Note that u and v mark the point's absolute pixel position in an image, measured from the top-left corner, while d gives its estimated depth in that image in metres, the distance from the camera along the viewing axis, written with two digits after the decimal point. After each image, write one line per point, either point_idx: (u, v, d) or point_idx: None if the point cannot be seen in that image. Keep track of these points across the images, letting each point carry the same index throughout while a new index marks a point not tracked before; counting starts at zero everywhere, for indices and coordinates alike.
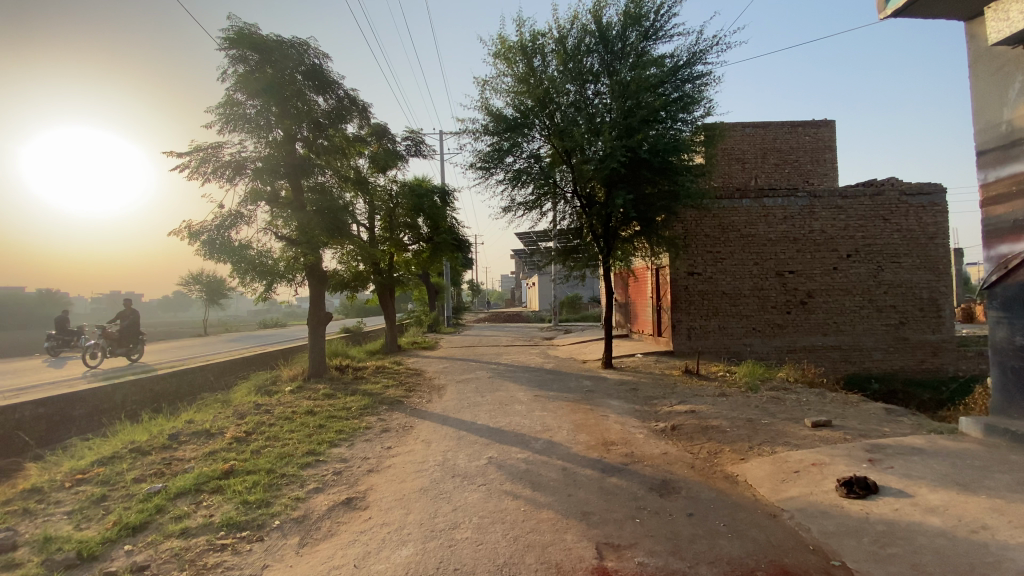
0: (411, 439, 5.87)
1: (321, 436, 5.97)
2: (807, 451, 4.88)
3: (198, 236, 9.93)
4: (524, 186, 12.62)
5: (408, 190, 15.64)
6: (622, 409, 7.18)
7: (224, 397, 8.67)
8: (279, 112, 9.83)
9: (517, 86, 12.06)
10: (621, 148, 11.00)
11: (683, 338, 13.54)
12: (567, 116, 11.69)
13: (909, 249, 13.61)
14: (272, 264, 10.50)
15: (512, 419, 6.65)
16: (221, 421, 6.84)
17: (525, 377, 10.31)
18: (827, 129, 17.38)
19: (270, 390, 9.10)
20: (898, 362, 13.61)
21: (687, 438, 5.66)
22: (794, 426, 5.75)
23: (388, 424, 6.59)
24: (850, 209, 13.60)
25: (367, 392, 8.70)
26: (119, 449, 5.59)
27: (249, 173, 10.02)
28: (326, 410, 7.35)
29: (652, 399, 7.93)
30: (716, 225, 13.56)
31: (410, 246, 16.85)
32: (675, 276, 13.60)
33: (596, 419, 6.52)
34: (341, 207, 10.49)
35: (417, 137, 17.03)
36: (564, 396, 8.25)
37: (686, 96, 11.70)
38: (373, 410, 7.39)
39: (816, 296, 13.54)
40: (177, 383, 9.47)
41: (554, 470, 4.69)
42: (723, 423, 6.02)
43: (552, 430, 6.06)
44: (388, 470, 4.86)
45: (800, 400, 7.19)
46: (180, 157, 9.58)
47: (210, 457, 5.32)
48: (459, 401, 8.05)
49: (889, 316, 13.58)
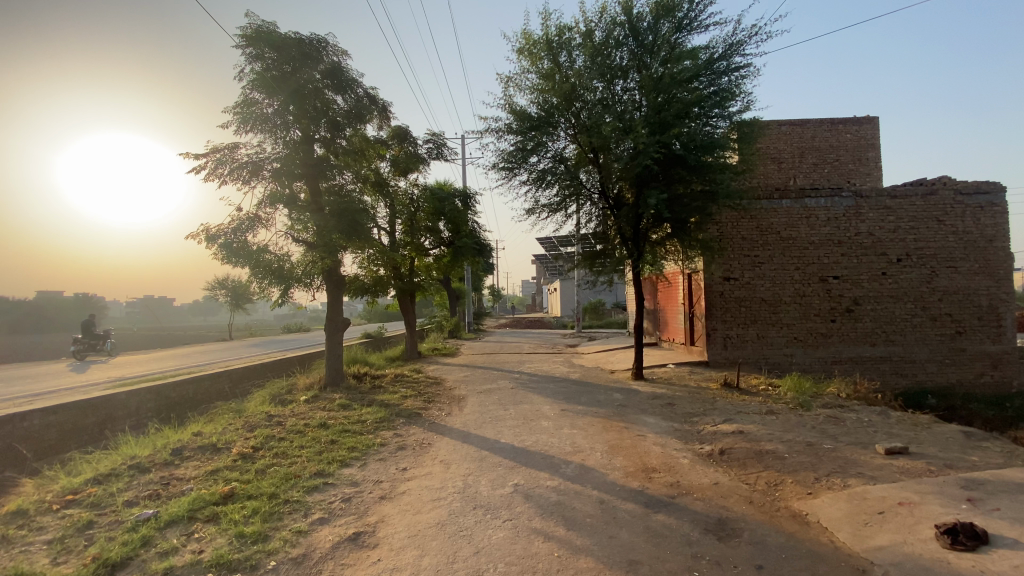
0: (428, 460, 5.34)
1: (331, 454, 5.48)
2: (889, 487, 4.17)
3: (214, 240, 9.66)
4: (549, 186, 12.11)
5: (429, 194, 15.49)
6: (660, 428, 6.52)
7: (238, 407, 8.31)
8: (297, 113, 9.53)
9: (542, 83, 11.56)
10: (653, 145, 10.38)
11: (718, 347, 12.75)
12: (595, 113, 11.13)
13: (966, 253, 12.56)
14: (290, 268, 10.05)
15: (539, 438, 6.06)
16: (230, 433, 6.45)
17: (550, 388, 9.72)
18: (869, 126, 16.40)
19: (285, 399, 8.75)
20: (955, 375, 12.53)
21: (739, 465, 4.99)
22: (864, 453, 5.02)
23: (405, 441, 6.09)
24: (900, 209, 12.63)
25: (384, 404, 8.24)
26: (119, 466, 5.23)
27: (267, 175, 9.72)
28: (340, 423, 6.91)
29: (691, 416, 7.24)
30: (753, 227, 12.75)
31: (431, 250, 16.48)
32: (709, 282, 12.83)
33: (633, 440, 5.89)
34: (359, 209, 10.13)
35: (438, 139, 16.71)
36: (594, 411, 7.64)
37: (722, 90, 11.03)
38: (389, 424, 6.91)
39: (863, 303, 12.59)
40: (193, 390, 9.21)
41: (590, 504, 4.09)
42: (779, 447, 5.32)
43: (585, 452, 5.46)
44: (402, 498, 4.33)
45: (862, 420, 6.42)
46: (198, 159, 9.38)
47: (212, 478, 4.90)
48: (480, 415, 7.50)
49: (944, 326, 12.52)
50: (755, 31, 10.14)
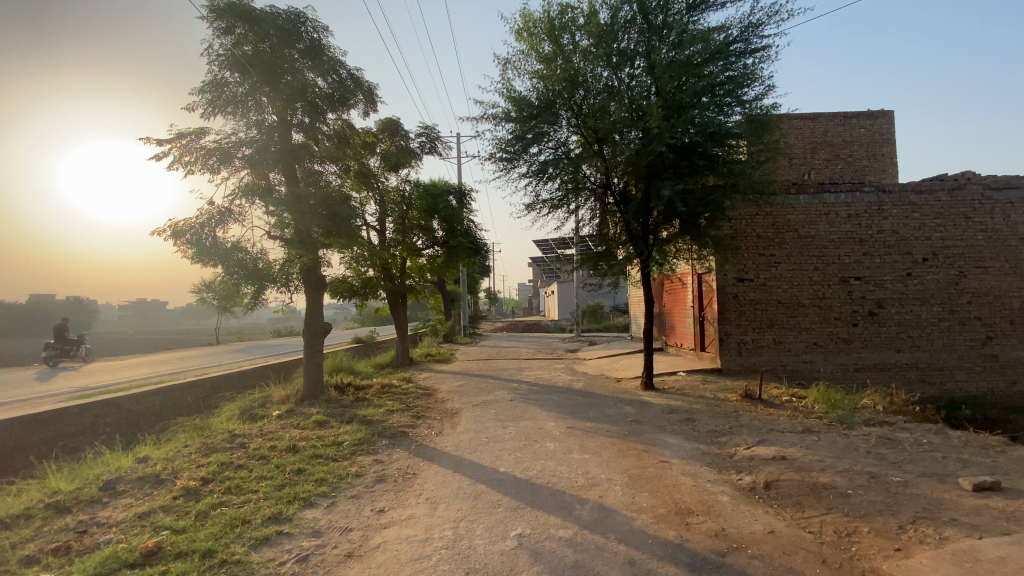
0: (411, 497, 4.36)
1: (293, 491, 4.50)
2: (1001, 541, 3.25)
3: (179, 236, 8.66)
4: (550, 180, 11.24)
5: (422, 191, 14.56)
6: (685, 452, 5.59)
7: (200, 425, 7.32)
8: (271, 92, 8.51)
9: (543, 68, 10.67)
10: (666, 131, 9.51)
11: (733, 354, 11.84)
12: (600, 99, 10.26)
13: (996, 252, 11.73)
14: (265, 266, 9.11)
15: (545, 466, 5.11)
16: (179, 460, 5.45)
17: (554, 401, 8.77)
18: (884, 121, 15.57)
19: (256, 415, 7.75)
20: (985, 383, 11.66)
21: (793, 504, 4.05)
22: (947, 491, 4.11)
23: (385, 470, 5.10)
24: (925, 206, 11.79)
25: (366, 420, 7.24)
26: (30, 508, 4.23)
27: (237, 163, 8.70)
28: (312, 445, 5.93)
29: (717, 436, 6.31)
30: (770, 224, 11.88)
31: (424, 251, 15.32)
32: (722, 283, 11.93)
33: (657, 470, 4.95)
34: (340, 201, 9.14)
35: (432, 132, 15.81)
36: (605, 428, 6.69)
37: (738, 74, 10.16)
38: (369, 447, 5.92)
39: (887, 306, 11.73)
40: (155, 404, 8.20)
41: (617, 567, 3.13)
42: (837, 480, 4.39)
43: (603, 486, 4.52)
44: (375, 557, 3.35)
45: (922, 443, 5.52)
46: (160, 144, 8.41)
47: (140, 525, 3.90)
48: (476, 434, 6.53)
49: (974, 330, 11.66)
50: (777, 9, 9.26)
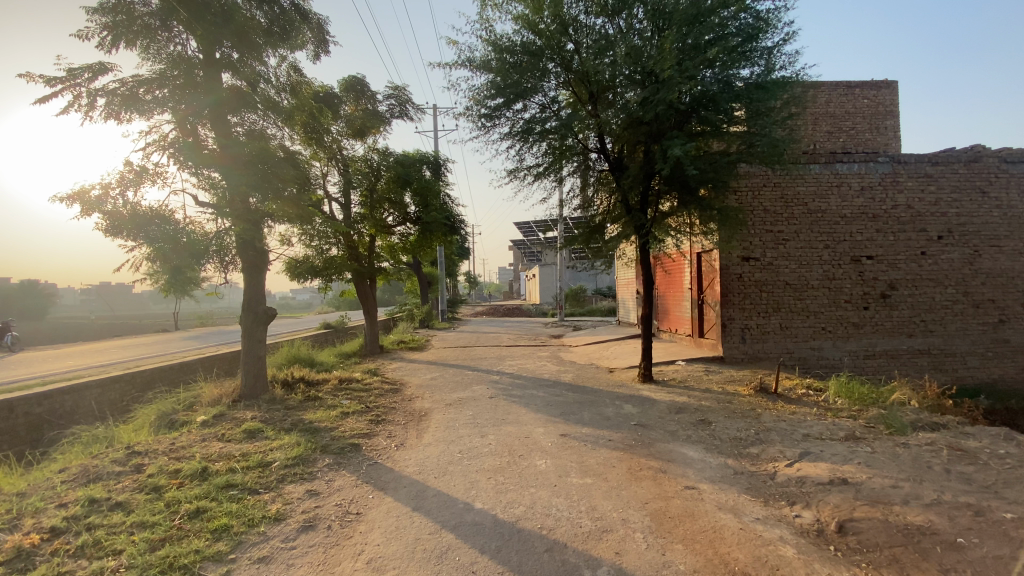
0: (344, 561, 3.01)
1: (173, 549, 3.10)
2: None
3: (82, 200, 7.01)
4: (536, 142, 9.83)
5: (393, 160, 13.05)
6: (712, 472, 4.39)
7: (100, 437, 5.80)
8: (189, 17, 6.88)
9: (530, 9, 9.13)
10: (675, 81, 8.11)
11: (735, 341, 10.75)
12: (596, 47, 8.81)
13: (1011, 229, 10.84)
14: (194, 239, 7.41)
15: (536, 498, 3.83)
16: (32, 495, 3.95)
17: (541, 398, 7.51)
18: (888, 91, 14.50)
19: (176, 421, 6.27)
20: (998, 370, 10.83)
21: (891, 568, 2.86)
22: None
23: (318, 508, 3.73)
24: (941, 179, 10.78)
25: (311, 428, 5.84)
26: None
27: (150, 109, 7.03)
28: (228, 468, 4.50)
29: (744, 446, 5.11)
30: (777, 197, 10.75)
31: (395, 228, 13.67)
32: (725, 262, 10.77)
33: (685, 502, 3.73)
34: (281, 158, 7.58)
35: (402, 95, 14.15)
36: (606, 436, 5.45)
37: (752, 20, 8.80)
38: (304, 469, 4.52)
39: (899, 288, 10.76)
40: (53, 409, 6.61)
41: None
42: (934, 521, 3.21)
43: (617, 533, 3.25)
44: None
45: (1004, 456, 4.44)
46: (50, 84, 6.70)
47: None
48: (447, 446, 5.22)
49: (987, 314, 10.80)
50: None
